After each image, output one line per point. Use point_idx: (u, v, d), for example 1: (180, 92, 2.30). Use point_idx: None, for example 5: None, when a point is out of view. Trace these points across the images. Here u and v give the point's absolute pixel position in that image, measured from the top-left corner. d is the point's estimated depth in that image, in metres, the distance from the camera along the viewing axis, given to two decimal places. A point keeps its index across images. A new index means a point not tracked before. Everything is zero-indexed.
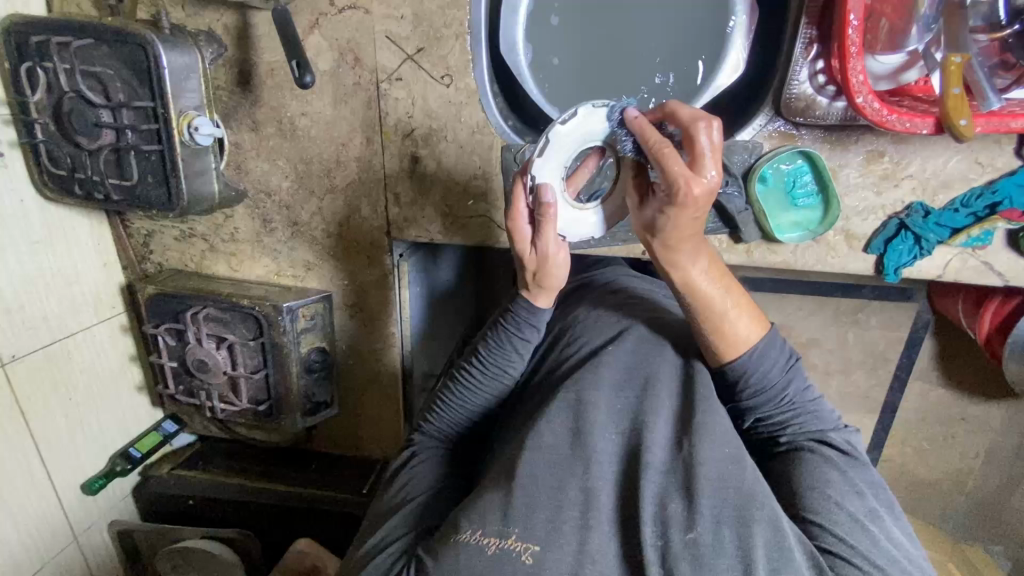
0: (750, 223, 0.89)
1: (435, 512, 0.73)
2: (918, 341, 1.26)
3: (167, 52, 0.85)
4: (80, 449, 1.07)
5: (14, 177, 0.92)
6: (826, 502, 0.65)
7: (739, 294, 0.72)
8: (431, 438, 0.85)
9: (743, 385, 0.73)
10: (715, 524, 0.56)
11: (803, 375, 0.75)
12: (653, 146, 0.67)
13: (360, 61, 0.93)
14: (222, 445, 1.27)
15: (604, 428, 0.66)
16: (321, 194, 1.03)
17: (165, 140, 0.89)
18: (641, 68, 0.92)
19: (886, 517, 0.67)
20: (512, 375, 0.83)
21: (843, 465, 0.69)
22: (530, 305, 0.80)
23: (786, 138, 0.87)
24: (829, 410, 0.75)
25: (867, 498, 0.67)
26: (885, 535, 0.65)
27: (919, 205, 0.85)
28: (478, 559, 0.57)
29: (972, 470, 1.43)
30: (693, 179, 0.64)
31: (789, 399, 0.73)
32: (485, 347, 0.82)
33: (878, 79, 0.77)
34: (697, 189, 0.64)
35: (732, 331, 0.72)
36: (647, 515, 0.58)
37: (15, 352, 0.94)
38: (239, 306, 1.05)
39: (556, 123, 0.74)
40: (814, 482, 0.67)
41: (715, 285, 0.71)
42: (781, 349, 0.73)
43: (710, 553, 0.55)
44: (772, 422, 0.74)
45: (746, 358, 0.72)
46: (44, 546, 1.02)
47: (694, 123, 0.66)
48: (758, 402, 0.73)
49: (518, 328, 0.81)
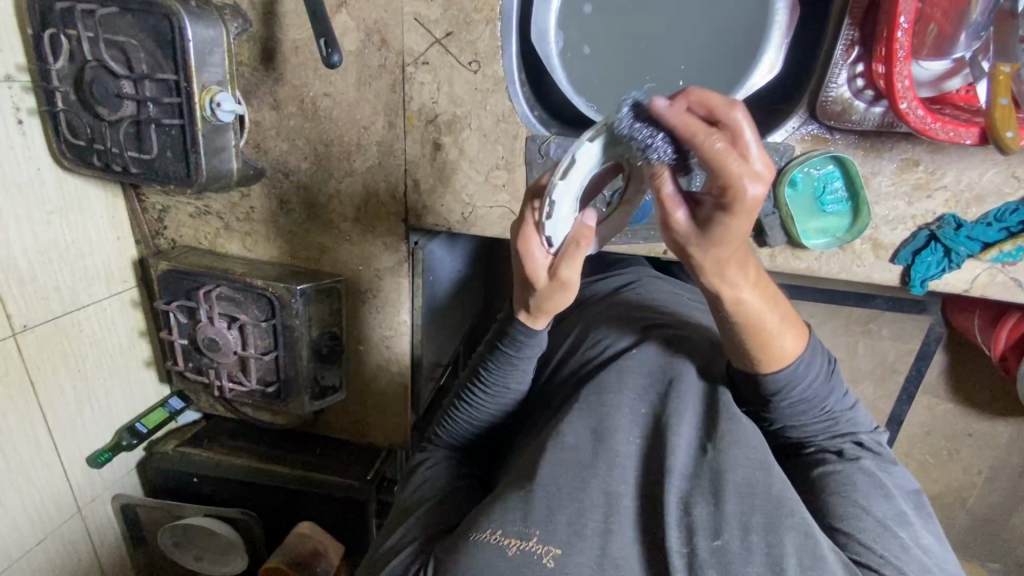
0: (776, 227, 0.87)
1: (447, 515, 0.71)
2: (930, 355, 1.26)
3: (193, 24, 0.84)
4: (88, 423, 1.07)
5: (32, 144, 0.90)
6: (852, 507, 0.64)
7: (779, 309, 0.67)
8: (443, 447, 0.84)
9: (784, 395, 0.70)
10: (742, 529, 0.55)
11: (842, 381, 0.73)
12: (697, 141, 0.53)
13: (386, 43, 0.91)
14: (227, 423, 1.27)
15: (627, 430, 0.65)
16: (340, 177, 1.02)
17: (187, 114, 0.87)
18: (672, 65, 0.91)
19: (915, 520, 0.65)
20: (515, 389, 0.81)
21: (875, 469, 0.68)
22: (526, 328, 0.76)
23: (818, 142, 0.85)
24: (864, 415, 0.73)
25: (895, 500, 0.65)
26: (914, 539, 0.63)
27: (951, 217, 0.83)
28: (498, 561, 0.55)
29: (975, 487, 1.42)
30: (753, 177, 0.52)
31: (828, 408, 0.71)
32: (486, 366, 0.80)
33: (920, 86, 0.76)
34: (760, 191, 0.53)
35: (780, 346, 0.67)
36: (672, 518, 0.57)
37: (27, 322, 0.93)
38: (253, 286, 1.04)
39: (584, 140, 0.63)
40: (840, 486, 0.66)
41: (759, 301, 0.64)
42: (821, 359, 0.71)
43: (738, 559, 0.54)
44: (805, 427, 0.72)
45: (790, 371, 0.68)
46: (49, 517, 1.02)
47: (732, 109, 0.53)
48: (797, 411, 0.71)
49: (519, 349, 0.77)
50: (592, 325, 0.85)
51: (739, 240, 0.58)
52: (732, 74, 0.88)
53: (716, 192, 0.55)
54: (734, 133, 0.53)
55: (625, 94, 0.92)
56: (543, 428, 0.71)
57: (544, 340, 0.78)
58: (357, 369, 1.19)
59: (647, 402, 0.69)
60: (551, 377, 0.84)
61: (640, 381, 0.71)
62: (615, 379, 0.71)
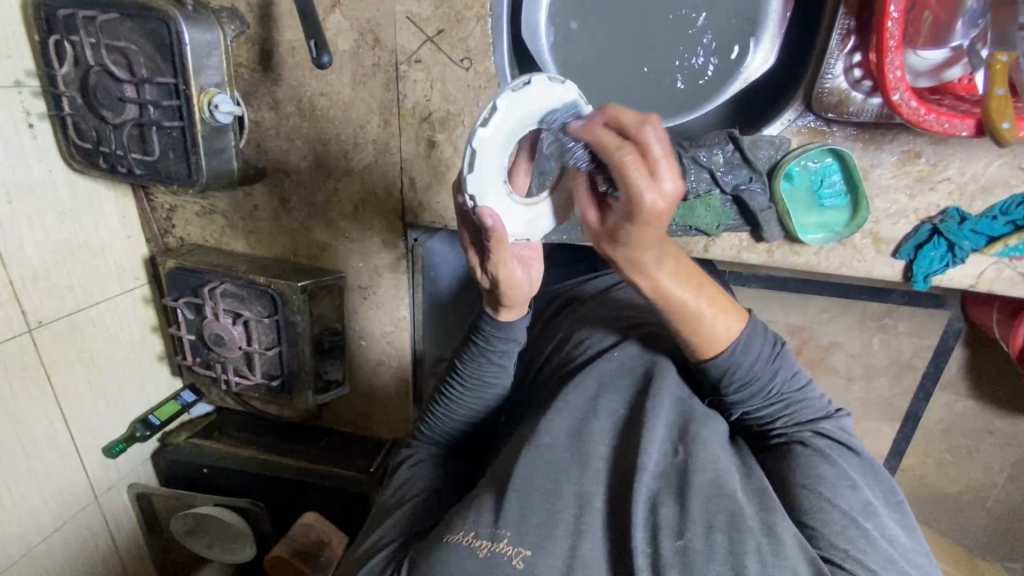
0: (772, 222, 0.85)
1: (426, 516, 0.72)
2: (946, 350, 1.23)
3: (189, 28, 0.86)
4: (101, 415, 1.10)
5: (44, 148, 0.94)
6: (818, 500, 0.62)
7: (707, 289, 0.67)
8: (427, 445, 0.85)
9: (729, 380, 0.70)
10: (706, 528, 0.56)
11: (790, 362, 0.72)
12: (615, 155, 0.54)
13: (380, 42, 0.92)
14: (235, 416, 1.30)
15: (602, 433, 0.66)
16: (338, 175, 1.03)
17: (186, 116, 0.90)
18: (665, 58, 0.89)
19: (882, 512, 0.64)
20: (492, 383, 0.82)
21: (832, 454, 0.67)
22: (495, 320, 0.79)
23: (815, 135, 0.83)
24: (819, 396, 0.72)
25: (861, 491, 0.64)
26: (881, 532, 0.62)
27: (954, 210, 0.80)
28: (468, 562, 0.56)
29: (995, 486, 1.38)
30: (659, 190, 0.53)
31: (777, 390, 0.71)
32: (461, 361, 0.82)
33: (918, 75, 0.73)
34: (662, 201, 0.54)
35: (711, 327, 0.67)
36: (639, 519, 0.57)
37: (42, 319, 0.97)
38: (256, 283, 1.07)
39: (477, 127, 0.63)
40: (806, 479, 0.64)
41: (687, 285, 0.65)
42: (763, 340, 0.70)
43: (702, 558, 0.54)
44: (760, 414, 0.71)
45: (729, 354, 0.68)
46: (64, 507, 1.07)
47: (643, 127, 0.54)
48: (746, 396, 0.70)
49: (488, 342, 0.79)
50: (578, 322, 0.86)
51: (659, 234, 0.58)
52: (729, 63, 0.87)
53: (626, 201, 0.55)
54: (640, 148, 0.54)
55: (621, 87, 0.91)
56: (526, 427, 0.72)
57: (518, 333, 0.80)
58: (359, 364, 1.21)
59: (624, 402, 0.70)
60: (542, 375, 0.84)
61: (620, 385, 0.72)
62: (596, 381, 0.71)
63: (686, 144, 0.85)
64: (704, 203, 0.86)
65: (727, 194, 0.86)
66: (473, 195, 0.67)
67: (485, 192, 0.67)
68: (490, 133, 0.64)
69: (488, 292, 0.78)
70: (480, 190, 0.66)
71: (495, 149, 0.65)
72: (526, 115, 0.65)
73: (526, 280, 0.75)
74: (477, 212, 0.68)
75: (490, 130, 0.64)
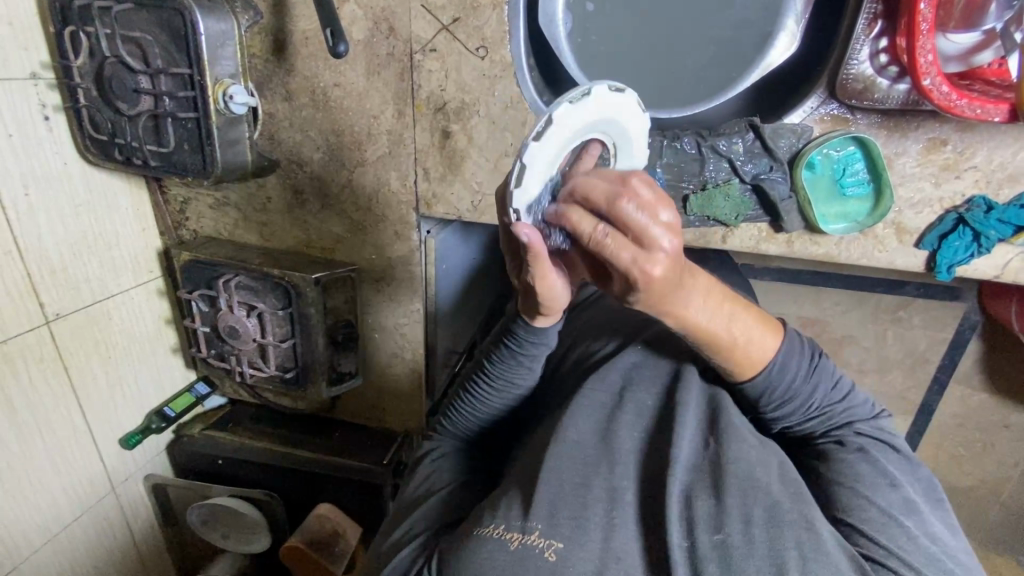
0: (793, 212, 0.84)
1: (453, 510, 0.72)
2: (963, 343, 1.22)
3: (204, 18, 0.85)
4: (119, 407, 1.11)
5: (59, 140, 0.94)
6: (859, 497, 0.62)
7: (742, 313, 0.64)
8: (450, 438, 0.86)
9: (767, 398, 0.69)
10: (744, 523, 0.55)
11: (830, 373, 0.71)
12: (589, 235, 0.54)
13: (395, 31, 0.91)
14: (250, 409, 1.31)
15: (631, 425, 0.67)
16: (352, 167, 1.02)
17: (201, 107, 0.89)
18: (682, 48, 0.88)
19: (924, 508, 0.63)
20: (520, 384, 0.81)
21: (875, 455, 0.66)
22: (529, 326, 0.76)
23: (839, 123, 0.82)
24: (859, 399, 0.71)
25: (903, 488, 0.63)
26: (923, 529, 0.61)
27: (981, 199, 0.79)
28: (500, 555, 0.55)
29: (1009, 480, 1.37)
30: (648, 258, 0.52)
31: (817, 404, 0.70)
32: (491, 361, 0.80)
33: (947, 60, 0.72)
34: (659, 268, 0.53)
35: (747, 352, 0.66)
36: (674, 512, 0.57)
37: (58, 311, 0.97)
38: (271, 276, 1.07)
39: (531, 139, 0.58)
40: (842, 477, 0.65)
41: (721, 314, 0.62)
42: (799, 356, 0.69)
43: (741, 554, 0.53)
44: (802, 428, 0.71)
45: (764, 374, 0.67)
46: (83, 496, 1.08)
47: (614, 204, 0.53)
48: (783, 411, 0.70)
49: (522, 347, 0.77)
50: (596, 319, 0.86)
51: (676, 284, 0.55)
52: (749, 51, 0.86)
53: (618, 274, 0.54)
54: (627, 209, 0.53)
55: (636, 78, 0.91)
56: (550, 420, 0.72)
57: (550, 338, 0.77)
58: (373, 357, 1.21)
59: (654, 395, 0.70)
60: (561, 368, 0.84)
61: (643, 379, 0.72)
62: (619, 377, 0.72)
63: (707, 133, 0.86)
64: (723, 192, 0.86)
65: (746, 184, 0.85)
66: (517, 211, 0.61)
67: (527, 205, 0.62)
68: (542, 148, 0.59)
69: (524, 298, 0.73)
70: (526, 206, 0.61)
71: (545, 161, 0.60)
72: (576, 127, 0.61)
73: (564, 290, 0.70)
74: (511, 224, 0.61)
75: (543, 143, 0.58)
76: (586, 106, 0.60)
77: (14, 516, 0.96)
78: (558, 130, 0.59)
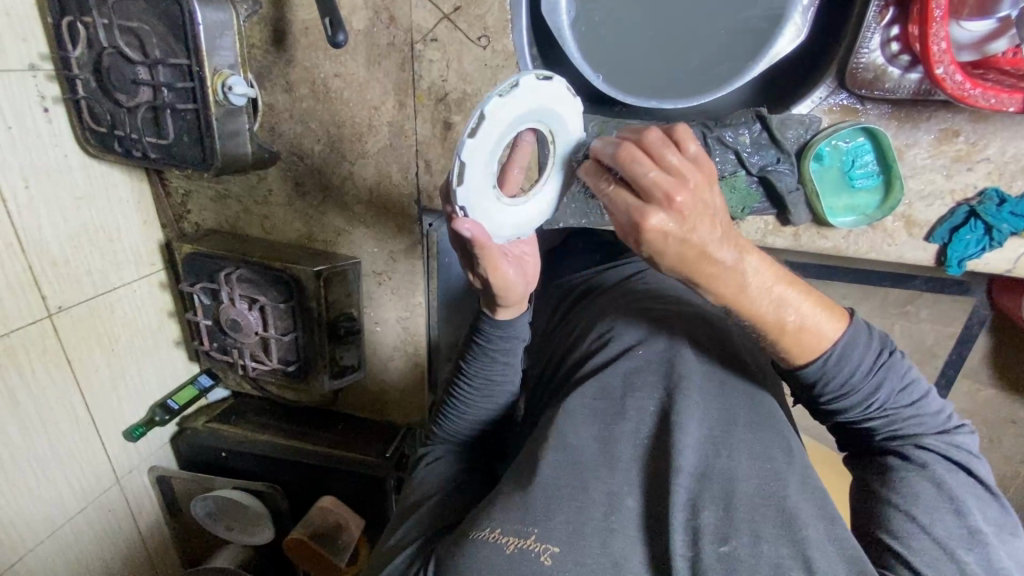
0: (800, 204, 0.83)
1: (448, 511, 0.72)
2: (972, 338, 1.20)
3: (201, 8, 0.84)
4: (123, 400, 1.12)
5: (58, 133, 0.93)
6: (908, 525, 0.63)
7: (799, 297, 0.63)
8: (444, 443, 0.86)
9: (825, 390, 0.67)
10: (752, 537, 0.56)
11: (898, 372, 0.68)
12: (599, 192, 0.60)
13: (395, 20, 0.89)
14: (254, 402, 1.31)
15: (633, 431, 0.66)
16: (353, 159, 1.01)
17: (200, 98, 0.88)
18: (689, 37, 0.87)
19: (993, 540, 0.62)
20: (497, 381, 0.83)
21: (940, 472, 0.65)
22: (494, 320, 0.81)
23: (848, 113, 0.80)
24: (933, 411, 0.69)
25: (968, 517, 0.63)
26: (984, 561, 0.60)
27: (993, 191, 0.77)
28: (496, 558, 0.56)
29: (1017, 476, 1.35)
30: (646, 210, 0.56)
31: (882, 403, 0.68)
32: (466, 361, 0.84)
33: (960, 48, 0.71)
34: (653, 219, 0.55)
35: (806, 338, 0.64)
36: (678, 523, 0.58)
37: (61, 304, 0.97)
38: (271, 269, 1.06)
39: (466, 137, 0.60)
40: (901, 499, 0.65)
41: (771, 299, 0.61)
42: (868, 344, 0.67)
43: (745, 567, 0.55)
44: (861, 424, 0.70)
45: (826, 364, 0.65)
46: (88, 488, 1.08)
47: (620, 150, 0.57)
48: (846, 406, 0.68)
49: (489, 340, 0.81)
50: (601, 312, 0.85)
51: (696, 246, 0.56)
52: (757, 40, 0.84)
53: (625, 229, 0.59)
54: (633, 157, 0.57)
55: (641, 69, 0.89)
56: (551, 419, 0.72)
57: (518, 330, 0.81)
58: (375, 350, 1.21)
59: (657, 398, 0.69)
60: (562, 366, 0.84)
61: (646, 379, 0.70)
62: (621, 381, 0.70)
63: (712, 125, 0.83)
64: (730, 184, 0.83)
65: (754, 176, 0.83)
66: (463, 207, 0.65)
67: (476, 203, 0.65)
68: (482, 141, 0.61)
69: (482, 292, 0.79)
70: (472, 203, 0.65)
71: (483, 157, 0.63)
72: (510, 119, 0.62)
73: (516, 279, 0.76)
74: (456, 217, 0.65)
75: (479, 139, 0.61)
76: (517, 98, 0.61)
77: (22, 510, 0.97)
78: (492, 124, 0.61)
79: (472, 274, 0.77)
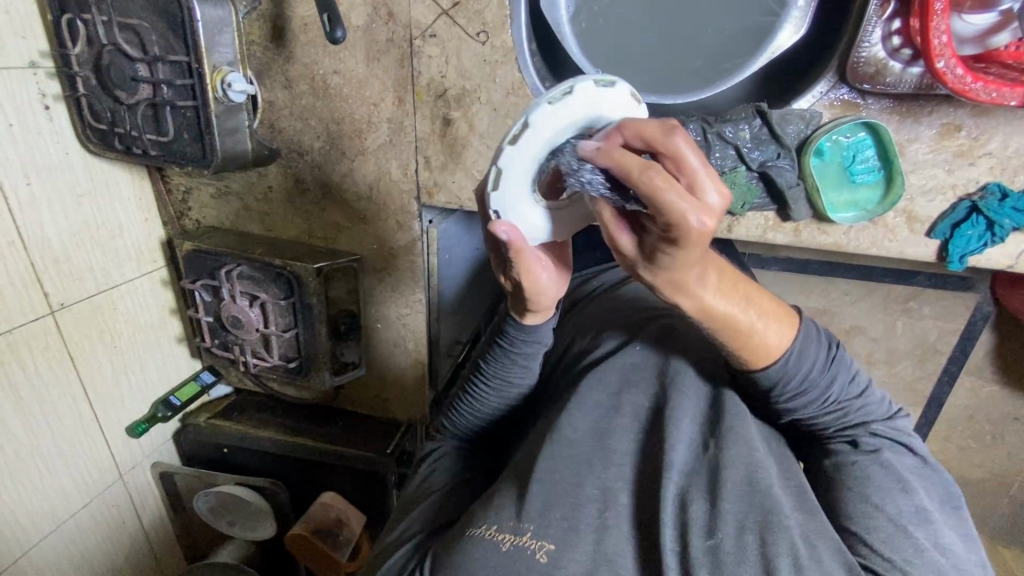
0: (800, 200, 0.82)
1: (448, 511, 0.73)
2: (975, 334, 1.19)
3: (201, 5, 0.84)
4: (125, 396, 1.12)
5: (59, 131, 0.93)
6: (864, 505, 0.62)
7: (755, 299, 0.64)
8: (451, 439, 0.85)
9: (783, 390, 0.67)
10: (739, 529, 0.56)
11: (847, 365, 0.69)
12: (642, 176, 0.50)
13: (394, 16, 0.89)
14: (255, 398, 1.32)
15: (626, 427, 0.67)
16: (352, 156, 1.02)
17: (199, 96, 0.88)
18: (689, 33, 0.86)
19: (938, 518, 0.63)
20: (516, 383, 0.81)
21: (888, 456, 0.65)
22: (519, 325, 0.77)
23: (849, 108, 0.80)
24: (878, 397, 0.69)
25: (916, 497, 0.63)
26: (933, 541, 0.61)
27: (995, 186, 0.76)
28: (493, 556, 0.56)
29: (1020, 473, 1.35)
30: (699, 210, 0.50)
31: (834, 399, 0.67)
32: (485, 360, 0.81)
33: (963, 42, 0.70)
34: (711, 221, 0.50)
35: (763, 340, 0.64)
36: (668, 516, 0.58)
37: (63, 301, 0.98)
38: (272, 265, 1.07)
39: (505, 145, 0.61)
40: (852, 481, 0.64)
41: (731, 299, 0.61)
42: (818, 344, 0.67)
43: (732, 560, 0.54)
44: (814, 421, 0.69)
45: (783, 364, 0.65)
46: (92, 484, 1.09)
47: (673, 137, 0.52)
48: (800, 404, 0.67)
49: (512, 345, 0.78)
50: (600, 311, 0.86)
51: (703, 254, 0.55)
52: (756, 36, 0.84)
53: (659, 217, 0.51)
54: (673, 159, 0.52)
55: (642, 64, 0.89)
56: (549, 416, 0.72)
57: (543, 336, 0.78)
58: (375, 347, 1.21)
59: (650, 394, 0.70)
60: (559, 365, 0.85)
61: (641, 377, 0.71)
62: (618, 376, 0.71)
63: (712, 120, 0.82)
64: (730, 180, 0.83)
65: (754, 171, 0.82)
66: (497, 211, 0.66)
67: (509, 206, 0.66)
68: (521, 151, 0.61)
69: (512, 297, 0.75)
70: (504, 208, 0.66)
71: (526, 164, 0.63)
72: (561, 126, 0.60)
73: (549, 285, 0.71)
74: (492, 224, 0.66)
75: (520, 147, 0.61)
76: (568, 105, 0.59)
77: (27, 505, 0.98)
78: (538, 131, 0.60)
79: (504, 276, 0.74)
